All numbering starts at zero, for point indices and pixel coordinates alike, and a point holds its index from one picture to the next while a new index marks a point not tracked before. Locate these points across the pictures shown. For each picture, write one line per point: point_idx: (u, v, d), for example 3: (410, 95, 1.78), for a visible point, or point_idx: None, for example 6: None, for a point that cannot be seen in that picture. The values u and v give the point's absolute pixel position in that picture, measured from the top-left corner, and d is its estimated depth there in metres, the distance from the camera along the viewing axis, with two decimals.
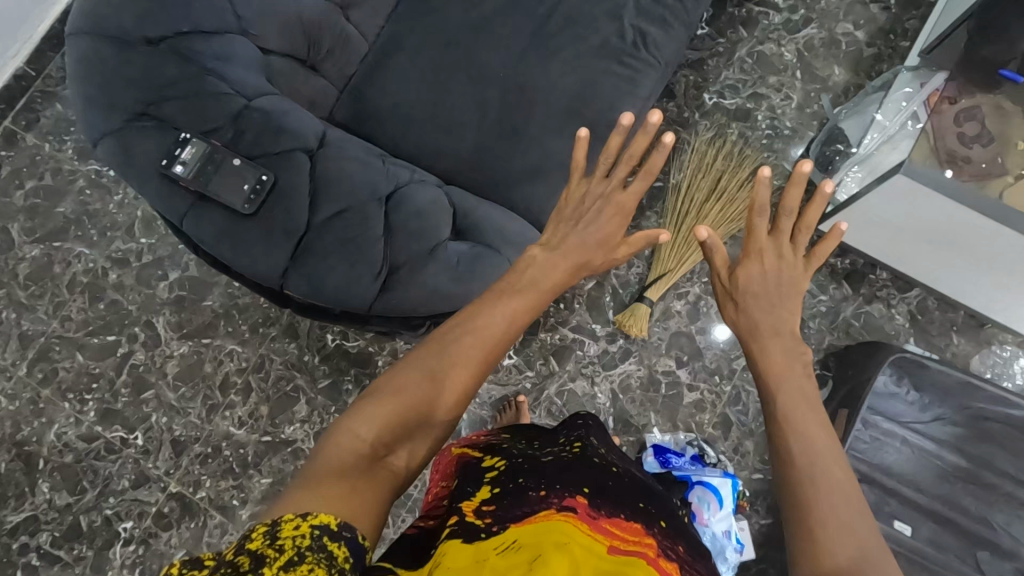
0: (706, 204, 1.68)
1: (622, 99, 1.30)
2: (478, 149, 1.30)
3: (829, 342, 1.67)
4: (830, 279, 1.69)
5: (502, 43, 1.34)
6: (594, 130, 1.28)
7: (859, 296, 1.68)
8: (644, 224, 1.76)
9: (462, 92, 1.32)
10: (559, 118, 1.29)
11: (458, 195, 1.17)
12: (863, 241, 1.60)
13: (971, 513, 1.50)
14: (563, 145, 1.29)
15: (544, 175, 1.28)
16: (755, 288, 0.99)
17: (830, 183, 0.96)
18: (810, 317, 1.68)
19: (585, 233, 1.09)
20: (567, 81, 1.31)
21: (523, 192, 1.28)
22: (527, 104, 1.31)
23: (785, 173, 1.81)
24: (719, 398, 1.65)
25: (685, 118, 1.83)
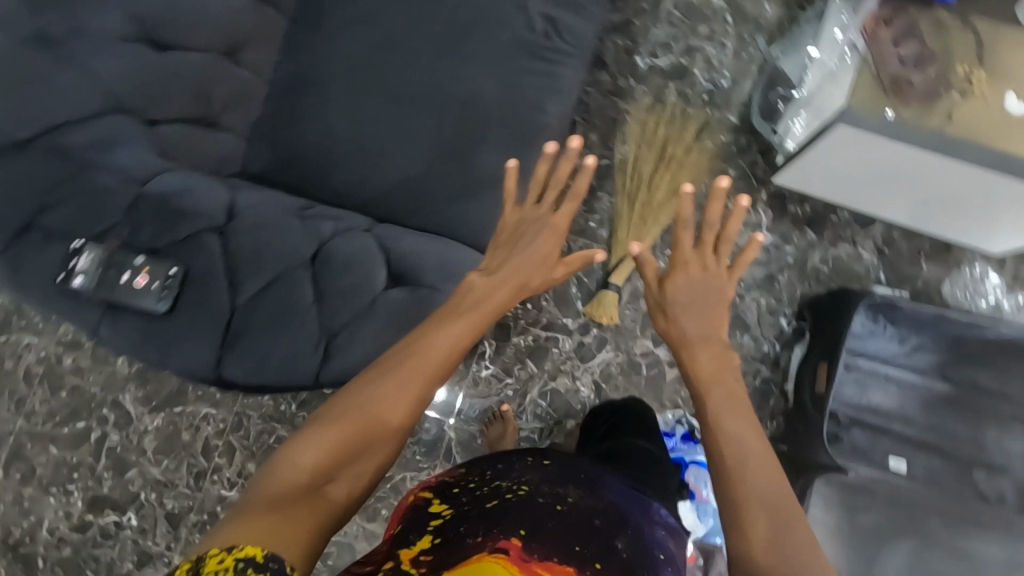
0: (657, 177, 1.62)
1: (546, 98, 1.23)
2: (403, 177, 1.22)
3: (802, 293, 1.64)
4: (793, 228, 1.66)
5: (408, 58, 1.25)
6: (522, 136, 1.22)
7: (824, 240, 1.65)
8: (597, 206, 1.71)
9: (378, 119, 1.24)
10: (484, 129, 1.22)
11: (388, 235, 1.10)
12: (820, 187, 1.55)
13: (962, 435, 1.53)
14: (492, 156, 1.21)
15: (477, 192, 1.20)
16: (683, 299, 1.03)
17: (748, 197, 1.00)
18: (779, 271, 1.65)
19: (525, 254, 1.05)
20: (484, 86, 1.23)
21: (460, 214, 1.20)
22: (448, 118, 1.23)
23: (732, 125, 1.72)
24: None
25: (620, 87, 1.76)
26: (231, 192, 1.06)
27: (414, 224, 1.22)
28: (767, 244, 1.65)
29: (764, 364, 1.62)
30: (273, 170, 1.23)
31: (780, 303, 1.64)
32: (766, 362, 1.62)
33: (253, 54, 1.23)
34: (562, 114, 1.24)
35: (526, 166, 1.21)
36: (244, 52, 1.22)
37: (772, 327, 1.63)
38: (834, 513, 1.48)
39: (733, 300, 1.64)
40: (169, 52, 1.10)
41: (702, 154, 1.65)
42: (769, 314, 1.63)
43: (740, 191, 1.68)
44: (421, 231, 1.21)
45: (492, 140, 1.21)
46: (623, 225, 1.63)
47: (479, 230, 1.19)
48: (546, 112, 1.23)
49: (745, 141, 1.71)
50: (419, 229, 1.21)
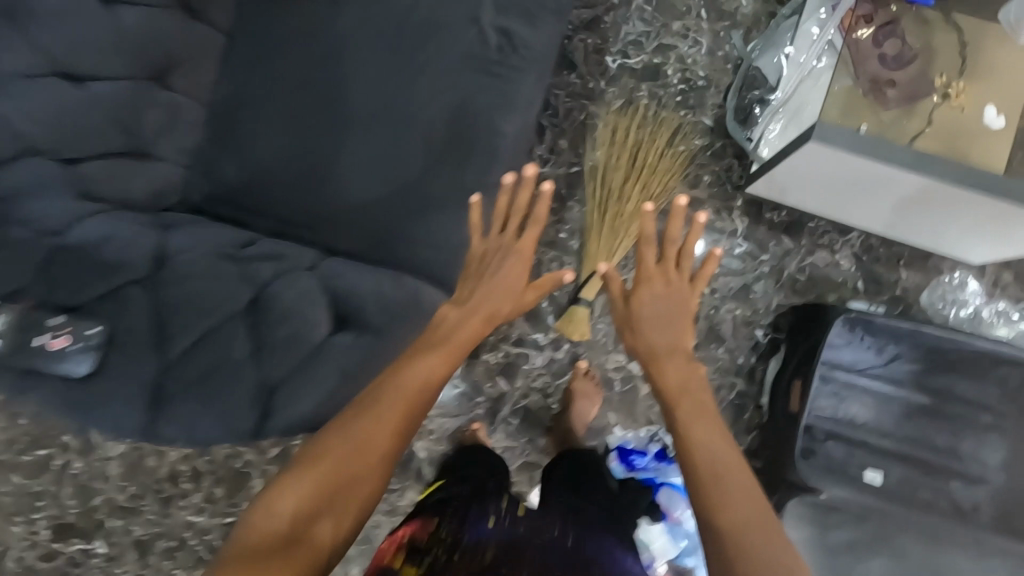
0: (627, 189, 1.55)
1: (501, 118, 1.15)
2: (352, 206, 1.16)
3: (778, 303, 1.59)
4: (769, 235, 1.60)
5: (354, 78, 1.18)
6: (476, 158, 1.14)
7: (801, 248, 1.60)
8: (568, 216, 1.65)
9: (324, 146, 1.17)
10: (436, 153, 1.15)
11: (328, 278, 1.03)
12: (795, 197, 1.49)
13: (938, 446, 1.51)
14: (444, 182, 1.14)
15: (430, 222, 1.13)
16: (647, 314, 1.03)
17: (705, 211, 1.00)
18: (755, 280, 1.60)
19: (494, 284, 1.03)
20: (435, 107, 1.16)
21: (412, 244, 1.13)
22: (398, 143, 1.16)
23: (707, 128, 1.65)
24: None
25: (590, 90, 1.68)
26: (160, 237, 1.01)
27: (364, 256, 1.15)
28: (743, 252, 1.60)
29: (739, 377, 1.58)
30: (215, 204, 1.19)
31: (756, 314, 1.59)
32: (742, 375, 1.58)
33: (187, 77, 1.15)
34: (519, 135, 1.17)
35: (481, 193, 1.14)
36: (174, 75, 1.13)
37: (748, 339, 1.59)
38: (806, 531, 1.46)
39: (707, 312, 1.60)
40: (90, 85, 1.02)
41: (674, 163, 1.58)
42: (745, 326, 1.59)
43: (715, 198, 1.62)
44: (372, 263, 1.14)
45: (445, 165, 1.15)
46: (594, 238, 1.57)
47: (433, 261, 1.13)
48: (502, 132, 1.15)
49: (720, 146, 1.64)
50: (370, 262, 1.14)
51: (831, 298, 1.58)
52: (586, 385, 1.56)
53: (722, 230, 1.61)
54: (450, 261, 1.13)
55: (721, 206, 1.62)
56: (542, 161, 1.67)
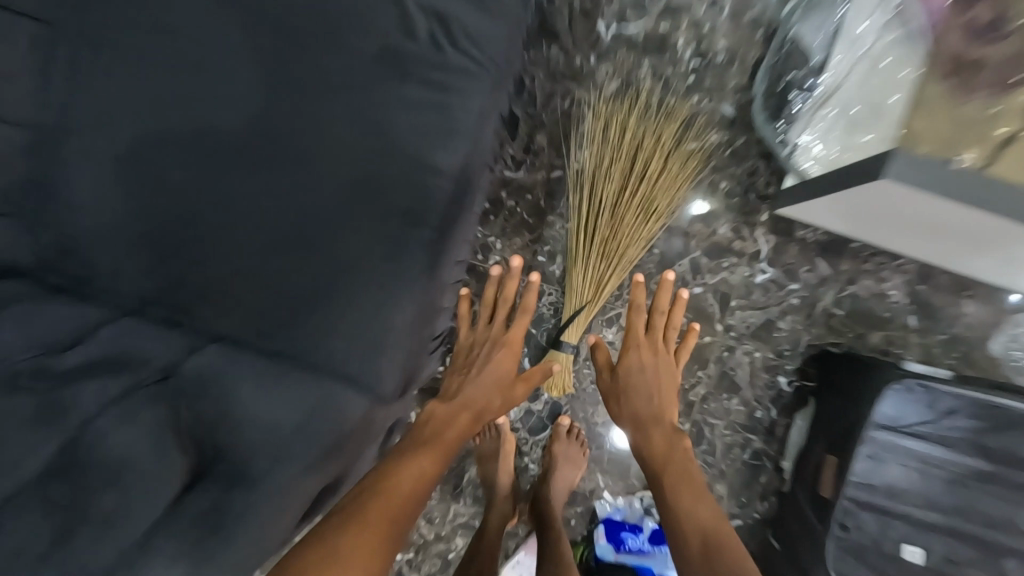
0: (621, 210, 1.21)
1: (433, 149, 0.83)
2: (233, 277, 0.85)
3: (808, 343, 1.28)
4: (801, 258, 1.27)
5: (228, 91, 0.84)
6: (398, 215, 0.84)
7: (840, 275, 1.27)
8: (547, 234, 1.32)
9: (192, 191, 0.85)
10: (346, 202, 0.83)
11: (195, 401, 0.82)
12: (835, 223, 1.16)
13: (1002, 523, 1.20)
14: (354, 248, 0.84)
15: (335, 303, 0.84)
16: (633, 380, 1.14)
17: (685, 290, 1.17)
18: (780, 315, 1.28)
19: (478, 382, 1.15)
20: (343, 136, 0.83)
21: (312, 333, 0.84)
22: (292, 189, 0.84)
23: (727, 118, 1.27)
24: None
25: (576, 69, 1.30)
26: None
27: (253, 345, 0.86)
28: (767, 280, 1.28)
29: (756, 435, 1.30)
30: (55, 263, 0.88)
31: (781, 357, 1.29)
32: (759, 432, 1.30)
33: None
34: (458, 171, 0.85)
35: (405, 261, 0.84)
36: None
37: (769, 387, 1.30)
38: None
39: (719, 354, 1.30)
40: None
41: (684, 171, 1.22)
42: (766, 371, 1.29)
43: (733, 211, 1.28)
44: (263, 358, 0.85)
45: (357, 221, 0.84)
46: (577, 270, 1.25)
47: (341, 356, 0.84)
48: (433, 173, 0.84)
49: (738, 146, 1.27)
50: (259, 357, 0.85)
51: (874, 338, 1.27)
52: (572, 450, 1.29)
53: (739, 253, 1.28)
54: (364, 355, 0.84)
55: (737, 224, 1.28)
56: (514, 165, 1.32)
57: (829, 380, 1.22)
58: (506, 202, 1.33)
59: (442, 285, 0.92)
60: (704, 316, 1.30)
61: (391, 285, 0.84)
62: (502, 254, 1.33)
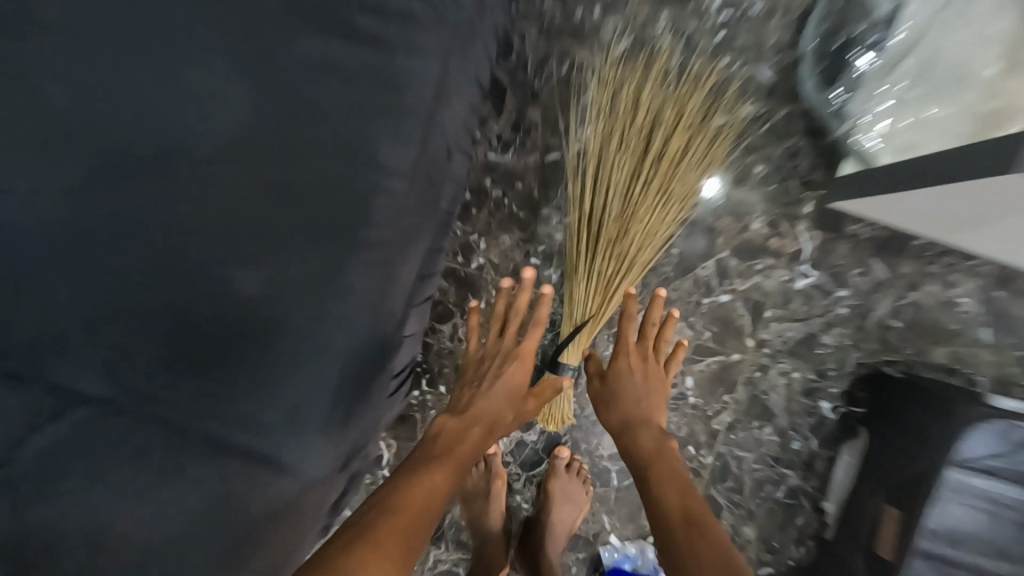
0: (633, 201, 0.97)
1: (378, 141, 0.65)
2: (118, 313, 0.65)
3: (857, 362, 1.06)
4: (851, 259, 1.04)
5: (112, 55, 0.63)
6: (335, 228, 0.65)
7: (899, 279, 1.04)
8: (541, 231, 1.08)
9: (65, 193, 0.65)
10: (267, 214, 0.64)
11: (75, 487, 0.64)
12: (900, 216, 0.93)
13: None
14: (277, 272, 0.64)
15: (253, 347, 0.64)
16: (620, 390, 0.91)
17: (678, 310, 0.94)
18: (825, 328, 1.06)
19: (489, 398, 0.89)
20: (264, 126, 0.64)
21: (224, 386, 0.64)
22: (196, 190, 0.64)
23: (764, 85, 1.03)
24: (699, 476, 1.11)
25: (577, 26, 1.05)
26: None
27: (140, 408, 0.65)
28: (809, 286, 1.05)
29: (792, 470, 1.09)
30: None
31: (824, 378, 1.07)
32: (796, 466, 1.09)
33: None
34: (412, 169, 0.67)
35: (347, 289, 0.65)
36: None
37: (808, 414, 1.08)
38: None
39: (749, 375, 1.08)
40: None
41: (710, 152, 0.98)
42: (805, 396, 1.08)
43: (770, 202, 1.04)
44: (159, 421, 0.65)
45: (281, 238, 0.64)
46: (579, 278, 1.01)
47: (263, 414, 0.64)
48: (379, 171, 0.65)
49: (777, 122, 1.03)
50: (152, 421, 0.65)
51: (939, 355, 1.05)
52: (571, 487, 1.08)
53: (776, 253, 1.05)
54: (294, 413, 0.65)
55: (774, 218, 1.05)
56: (501, 146, 1.08)
57: (884, 409, 1.01)
58: (491, 192, 1.09)
59: (399, 314, 0.73)
60: (732, 328, 1.08)
61: (328, 320, 0.64)
62: (486, 255, 1.10)
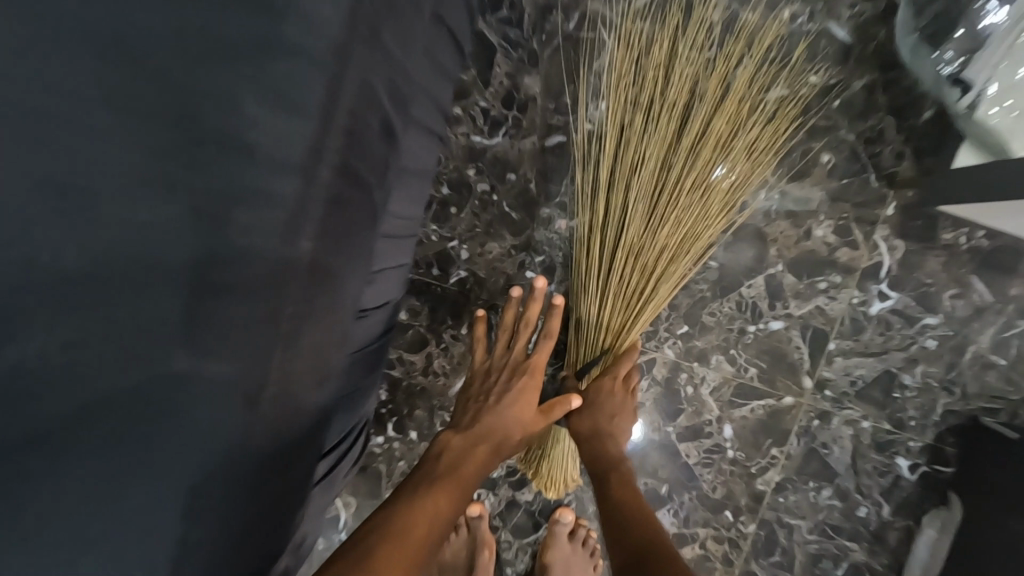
0: (659, 207, 0.73)
1: (251, 121, 0.41)
2: None
3: (947, 409, 0.82)
4: (945, 277, 0.80)
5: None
6: (188, 261, 0.42)
7: (1008, 304, 0.79)
8: (539, 236, 0.84)
9: None
10: (84, 242, 0.41)
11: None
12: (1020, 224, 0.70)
13: None
14: (99, 332, 0.41)
15: (61, 450, 0.41)
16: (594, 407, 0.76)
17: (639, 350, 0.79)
18: (906, 366, 0.82)
19: (501, 416, 0.69)
20: (69, 98, 0.39)
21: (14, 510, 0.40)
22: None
23: (837, 46, 0.77)
24: (737, 548, 0.88)
25: None
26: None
27: None
28: (887, 312, 0.81)
29: (857, 544, 0.85)
30: None
31: (902, 430, 0.83)
32: (862, 540, 0.85)
33: None
34: (310, 163, 0.42)
35: (213, 351, 0.43)
36: None
37: (880, 474, 0.84)
38: None
39: (805, 424, 0.84)
40: None
41: (765, 139, 0.73)
42: (877, 451, 0.84)
43: (840, 202, 0.80)
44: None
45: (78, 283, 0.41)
46: (588, 299, 0.77)
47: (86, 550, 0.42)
48: (256, 168, 0.42)
49: (852, 101, 0.78)
50: None
51: None
52: (574, 562, 0.86)
53: (844, 269, 0.81)
54: (140, 540, 0.42)
55: (843, 223, 0.80)
56: (488, 127, 0.83)
57: (974, 473, 0.78)
58: (476, 187, 0.84)
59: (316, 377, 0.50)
60: (785, 364, 0.84)
61: (190, 398, 0.43)
62: (469, 268, 0.85)
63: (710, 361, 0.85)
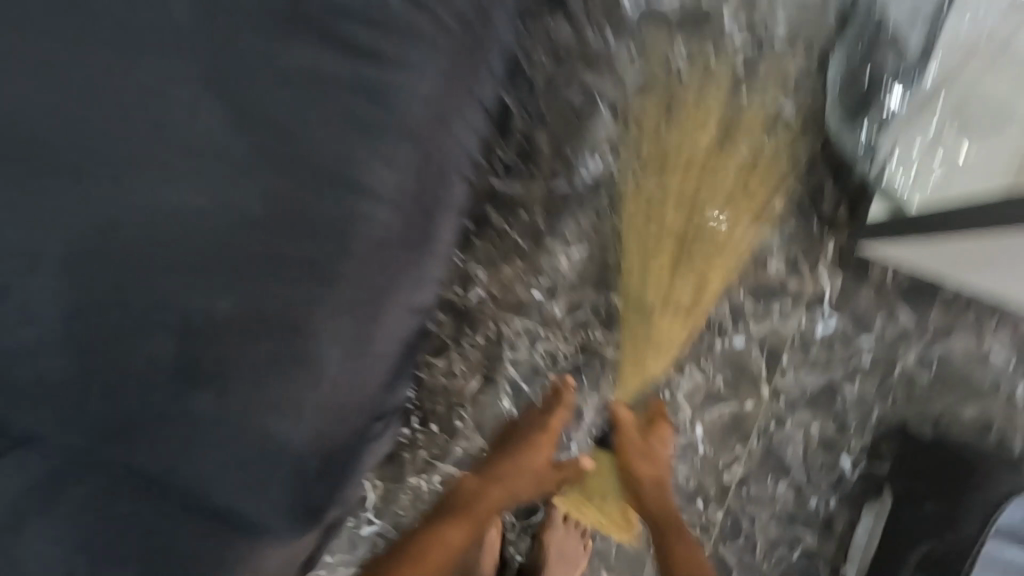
0: (687, 257, 0.88)
1: (366, 162, 0.65)
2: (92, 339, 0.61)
3: (881, 416, 0.99)
4: (877, 305, 0.97)
5: (82, 69, 0.61)
6: (321, 261, 0.64)
7: (927, 329, 0.97)
8: (546, 264, 1.02)
9: (52, 214, 0.60)
10: (225, 247, 0.62)
11: (9, 535, 0.59)
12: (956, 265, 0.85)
13: None
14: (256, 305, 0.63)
15: (230, 384, 0.62)
16: (642, 460, 0.89)
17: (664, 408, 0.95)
18: (847, 379, 0.99)
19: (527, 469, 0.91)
20: (241, 155, 0.62)
21: (193, 429, 0.62)
22: (146, 213, 0.61)
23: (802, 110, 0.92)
24: (707, 533, 1.02)
25: (590, 49, 0.98)
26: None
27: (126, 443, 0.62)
28: (830, 332, 0.98)
29: (808, 529, 1.01)
30: None
31: (844, 432, 0.99)
32: (812, 527, 1.00)
33: None
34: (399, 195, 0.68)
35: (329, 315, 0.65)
36: None
37: (827, 470, 1.00)
38: None
39: (764, 426, 1.00)
40: None
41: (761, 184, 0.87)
42: (824, 450, 1.00)
43: (791, 240, 0.97)
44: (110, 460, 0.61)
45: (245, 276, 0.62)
46: (637, 311, 0.91)
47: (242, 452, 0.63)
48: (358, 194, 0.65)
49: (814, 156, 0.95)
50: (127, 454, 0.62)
51: (969, 412, 0.97)
52: (569, 543, 1.00)
53: (796, 296, 0.98)
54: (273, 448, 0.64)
55: (793, 258, 0.97)
56: (504, 171, 1.01)
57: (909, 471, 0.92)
58: (494, 222, 1.02)
59: (380, 350, 0.75)
60: (747, 376, 1.00)
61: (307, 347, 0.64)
62: (487, 288, 1.03)
63: (685, 371, 0.99)
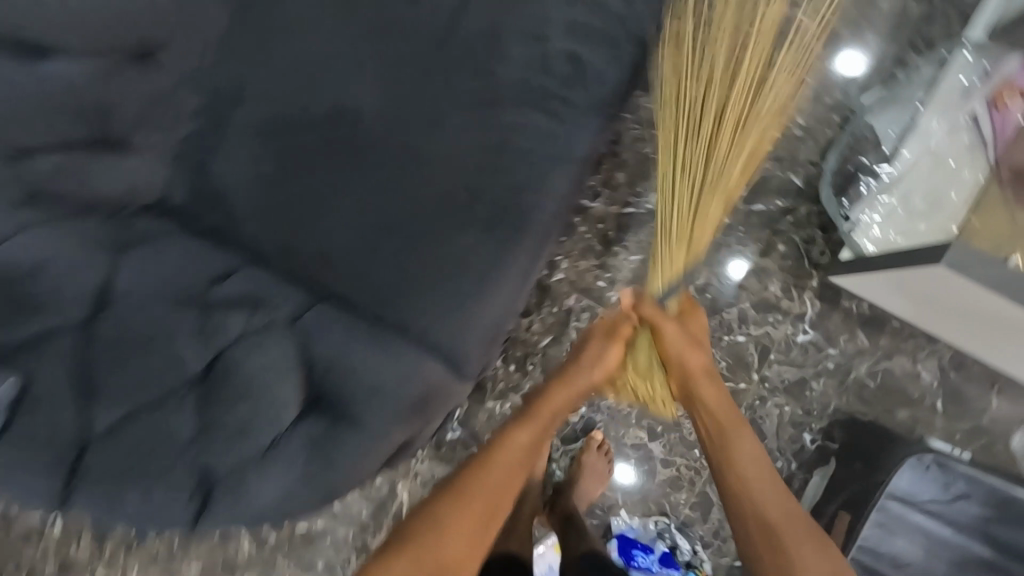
0: (737, 146, 0.94)
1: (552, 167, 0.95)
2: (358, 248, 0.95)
3: (836, 407, 1.37)
4: (843, 327, 1.36)
5: (366, 85, 0.98)
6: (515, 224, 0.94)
7: (877, 349, 1.35)
8: (611, 262, 1.43)
9: (338, 169, 0.97)
10: (451, 204, 0.94)
11: (315, 336, 0.92)
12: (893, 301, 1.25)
13: None
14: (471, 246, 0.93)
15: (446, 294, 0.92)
16: (681, 347, 0.93)
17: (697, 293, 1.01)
18: (814, 377, 1.37)
19: (585, 368, 0.99)
20: (467, 146, 0.95)
21: (418, 317, 0.92)
22: (401, 174, 0.96)
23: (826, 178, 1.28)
24: (699, 474, 1.39)
25: None
26: (112, 271, 0.92)
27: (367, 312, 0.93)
28: (807, 341, 1.37)
29: None
30: (197, 208, 0.99)
31: (808, 415, 1.37)
32: None
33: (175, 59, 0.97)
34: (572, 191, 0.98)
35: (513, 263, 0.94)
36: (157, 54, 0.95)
37: (792, 441, 1.37)
38: None
39: (751, 402, 1.38)
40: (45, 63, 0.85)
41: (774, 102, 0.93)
42: (792, 426, 1.37)
43: (788, 271, 1.36)
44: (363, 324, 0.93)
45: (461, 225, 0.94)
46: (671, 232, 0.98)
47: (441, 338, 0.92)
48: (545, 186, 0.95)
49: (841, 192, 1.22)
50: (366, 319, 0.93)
51: (900, 413, 1.35)
52: (598, 466, 1.35)
53: (787, 311, 1.37)
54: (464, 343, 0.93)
55: (789, 284, 1.36)
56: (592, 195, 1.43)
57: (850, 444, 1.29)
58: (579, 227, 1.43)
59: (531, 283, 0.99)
60: (743, 363, 1.38)
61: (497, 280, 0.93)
62: (566, 273, 1.44)
63: None
